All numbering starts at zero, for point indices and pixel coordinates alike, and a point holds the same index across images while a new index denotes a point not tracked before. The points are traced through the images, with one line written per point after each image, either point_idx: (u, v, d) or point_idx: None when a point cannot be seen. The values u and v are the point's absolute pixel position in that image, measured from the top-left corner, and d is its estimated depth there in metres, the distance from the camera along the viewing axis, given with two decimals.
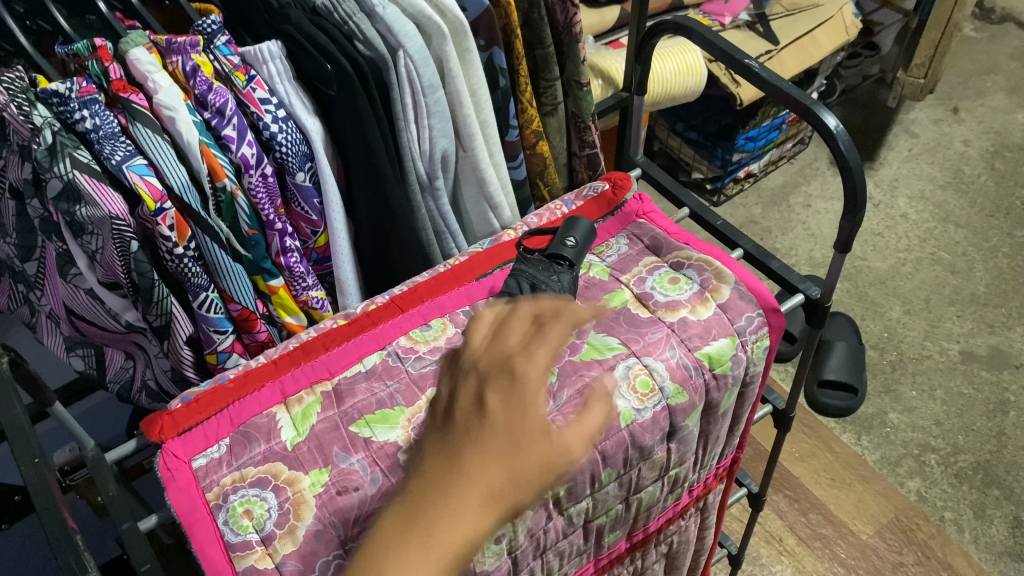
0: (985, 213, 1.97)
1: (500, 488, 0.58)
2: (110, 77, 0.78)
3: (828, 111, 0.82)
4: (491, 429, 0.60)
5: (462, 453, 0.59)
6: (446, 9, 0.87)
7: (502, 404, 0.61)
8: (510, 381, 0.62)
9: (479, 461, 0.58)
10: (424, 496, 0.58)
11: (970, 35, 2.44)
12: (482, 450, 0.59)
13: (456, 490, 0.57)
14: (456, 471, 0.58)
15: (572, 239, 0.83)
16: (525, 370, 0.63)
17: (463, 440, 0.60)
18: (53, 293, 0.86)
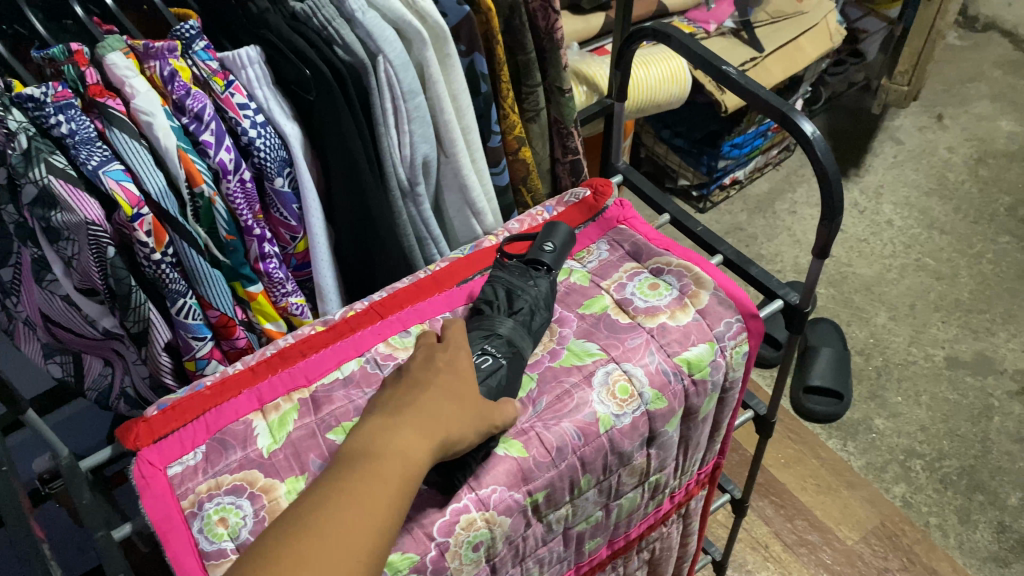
0: (969, 219, 1.98)
1: (360, 553, 0.51)
2: (87, 82, 0.77)
3: (804, 118, 0.82)
4: (356, 482, 0.55)
5: (326, 506, 0.53)
6: (426, 14, 0.87)
7: (375, 461, 0.57)
8: (386, 443, 0.58)
9: (342, 514, 0.53)
10: (270, 549, 0.50)
11: (954, 43, 2.46)
12: (349, 504, 0.53)
13: (315, 548, 0.50)
14: (317, 527, 0.52)
15: (550, 245, 0.82)
16: (403, 433, 0.59)
17: (324, 497, 0.54)
18: (29, 299, 0.86)
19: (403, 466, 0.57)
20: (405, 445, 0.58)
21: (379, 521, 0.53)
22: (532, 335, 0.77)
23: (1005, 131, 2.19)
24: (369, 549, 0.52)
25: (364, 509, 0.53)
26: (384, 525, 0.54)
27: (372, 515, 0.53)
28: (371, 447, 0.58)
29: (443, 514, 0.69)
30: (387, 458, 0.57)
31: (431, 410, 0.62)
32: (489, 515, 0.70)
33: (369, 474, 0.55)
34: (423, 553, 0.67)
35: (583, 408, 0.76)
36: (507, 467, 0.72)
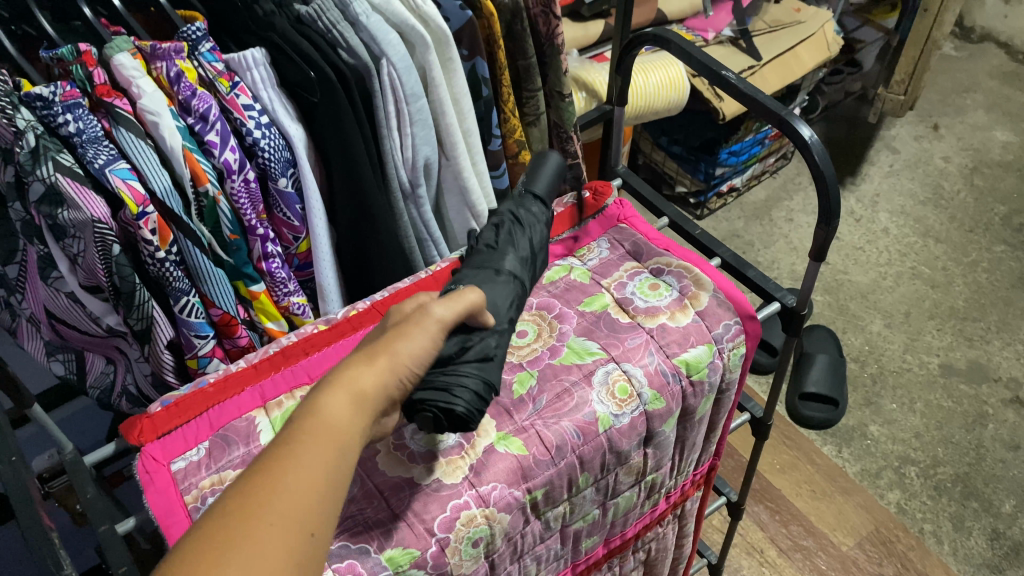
0: (964, 228, 1.99)
1: (298, 543, 0.49)
2: (95, 82, 0.78)
3: (803, 122, 0.84)
4: (284, 462, 0.51)
5: (254, 493, 0.49)
6: (429, 18, 0.89)
7: (305, 433, 0.53)
8: (317, 408, 0.54)
9: (273, 501, 0.49)
10: (193, 546, 0.46)
11: (949, 53, 2.48)
12: (279, 489, 0.50)
13: (243, 543, 0.47)
14: (245, 518, 0.48)
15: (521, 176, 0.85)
16: (336, 394, 0.56)
17: (249, 481, 0.50)
18: (35, 297, 0.86)
19: (336, 436, 0.54)
20: (340, 410, 0.55)
21: (317, 503, 0.51)
22: (511, 253, 0.76)
23: (1000, 141, 2.21)
24: (304, 534, 0.49)
25: (299, 492, 0.50)
26: (323, 506, 0.51)
27: (309, 500, 0.50)
28: (298, 418, 0.54)
29: (444, 511, 0.70)
30: (319, 425, 0.54)
31: (360, 367, 0.58)
32: (489, 512, 0.72)
33: (299, 450, 0.52)
34: (424, 548, 0.69)
35: (583, 407, 0.77)
36: (507, 464, 0.73)
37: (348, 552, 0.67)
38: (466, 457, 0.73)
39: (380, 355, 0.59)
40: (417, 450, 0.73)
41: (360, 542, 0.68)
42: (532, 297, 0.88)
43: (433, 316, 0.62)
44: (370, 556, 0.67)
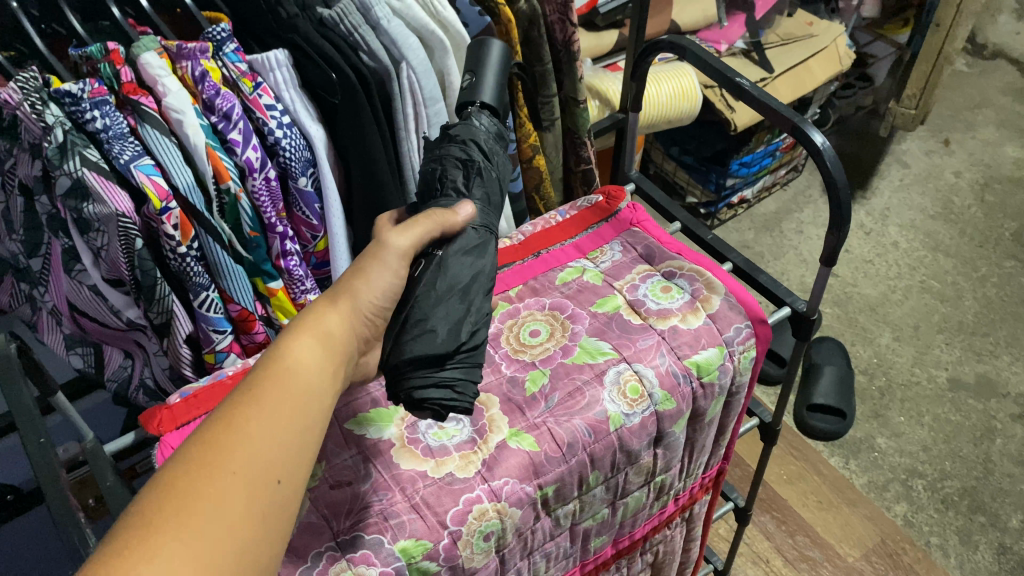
0: (974, 243, 2.00)
1: (264, 491, 0.53)
2: (122, 79, 0.80)
3: (815, 129, 0.86)
4: (246, 413, 0.55)
5: (216, 445, 0.53)
6: (449, 25, 0.92)
7: (268, 385, 0.57)
8: (279, 361, 0.59)
9: (239, 450, 0.53)
10: (161, 493, 0.50)
11: (961, 69, 2.49)
12: (243, 440, 0.54)
13: (212, 489, 0.51)
14: (212, 468, 0.52)
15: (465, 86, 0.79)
16: (298, 347, 0.60)
17: (212, 431, 0.54)
18: (57, 288, 0.88)
19: (298, 387, 0.58)
20: (299, 362, 0.60)
21: (282, 453, 0.55)
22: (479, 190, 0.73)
23: (1011, 157, 2.21)
24: (270, 479, 0.54)
25: (264, 443, 0.54)
26: (288, 454, 0.56)
27: (273, 450, 0.55)
28: (258, 372, 0.58)
29: (456, 504, 0.72)
30: (282, 376, 0.58)
31: (319, 315, 0.64)
32: (500, 506, 0.73)
33: (259, 402, 0.56)
34: (436, 540, 0.70)
35: (594, 406, 0.79)
36: (518, 460, 0.75)
37: (362, 542, 0.69)
38: (479, 452, 0.76)
39: (346, 300, 0.65)
40: (432, 444, 0.76)
41: (374, 533, 0.70)
42: (545, 299, 0.90)
43: (394, 248, 0.67)
44: (384, 546, 0.69)
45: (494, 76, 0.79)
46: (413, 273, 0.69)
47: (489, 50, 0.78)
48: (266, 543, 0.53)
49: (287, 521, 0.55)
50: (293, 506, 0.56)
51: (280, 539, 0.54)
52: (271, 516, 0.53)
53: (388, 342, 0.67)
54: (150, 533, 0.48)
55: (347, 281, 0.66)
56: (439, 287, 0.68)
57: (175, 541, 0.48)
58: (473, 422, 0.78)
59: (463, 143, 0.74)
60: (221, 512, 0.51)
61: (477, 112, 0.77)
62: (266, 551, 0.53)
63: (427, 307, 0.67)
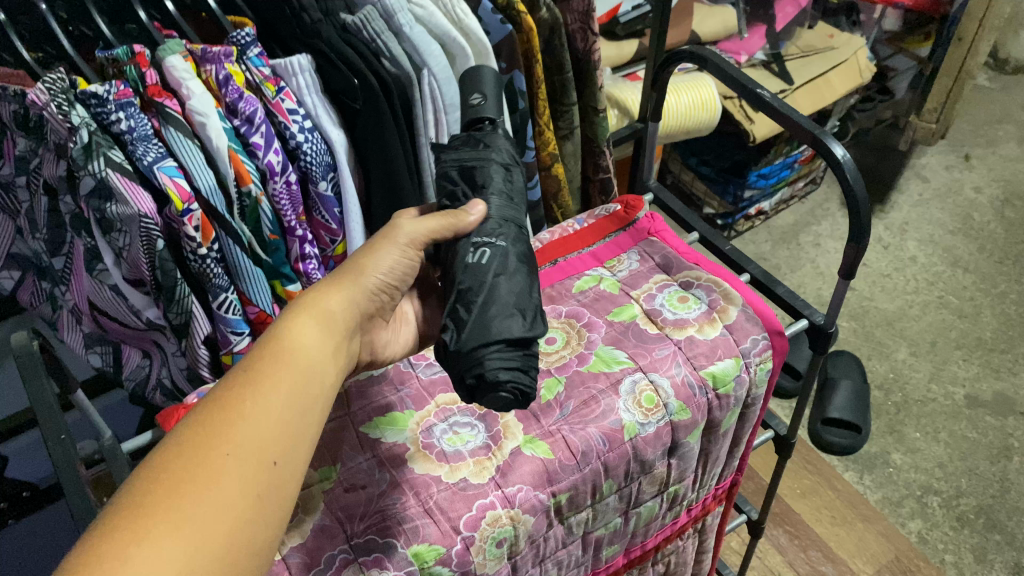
0: (993, 259, 1.98)
1: (260, 470, 0.54)
2: (147, 82, 0.81)
3: (836, 141, 0.86)
4: (244, 394, 0.56)
5: (212, 424, 0.54)
6: (470, 31, 0.91)
7: (266, 366, 0.58)
8: (281, 341, 0.60)
9: (234, 428, 0.54)
10: (155, 470, 0.51)
11: (983, 84, 2.47)
12: (239, 420, 0.54)
13: (206, 467, 0.52)
14: (208, 446, 0.53)
15: (478, 97, 0.78)
16: (298, 329, 0.61)
17: (209, 411, 0.55)
18: (79, 288, 0.90)
19: (297, 368, 0.59)
20: (299, 344, 0.61)
21: (279, 434, 0.55)
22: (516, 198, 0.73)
23: None
24: (267, 459, 0.54)
25: (260, 423, 0.55)
26: (288, 434, 0.56)
27: (270, 430, 0.55)
28: (257, 353, 0.59)
29: (470, 510, 0.72)
30: (281, 358, 0.59)
31: (321, 294, 0.66)
32: (513, 513, 0.73)
33: (258, 383, 0.57)
34: (449, 546, 0.70)
35: (609, 414, 0.79)
36: (533, 467, 0.75)
37: (375, 545, 0.69)
38: (493, 458, 0.76)
39: (353, 278, 0.68)
40: (446, 450, 0.76)
41: (387, 536, 0.70)
42: (562, 306, 0.90)
43: (403, 234, 0.71)
44: (397, 550, 0.69)
45: (494, 86, 0.79)
46: (478, 259, 0.67)
47: (483, 73, 0.79)
48: (263, 523, 0.53)
49: (285, 503, 0.55)
50: (292, 488, 0.56)
51: (277, 521, 0.54)
52: (268, 495, 0.54)
53: (462, 328, 0.64)
54: (143, 509, 0.48)
55: (353, 259, 0.70)
56: (506, 273, 0.67)
57: (167, 518, 0.48)
58: (488, 428, 0.78)
59: (491, 148, 0.74)
60: (216, 489, 0.51)
61: (497, 131, 0.76)
62: (263, 531, 0.53)
63: (500, 292, 0.65)
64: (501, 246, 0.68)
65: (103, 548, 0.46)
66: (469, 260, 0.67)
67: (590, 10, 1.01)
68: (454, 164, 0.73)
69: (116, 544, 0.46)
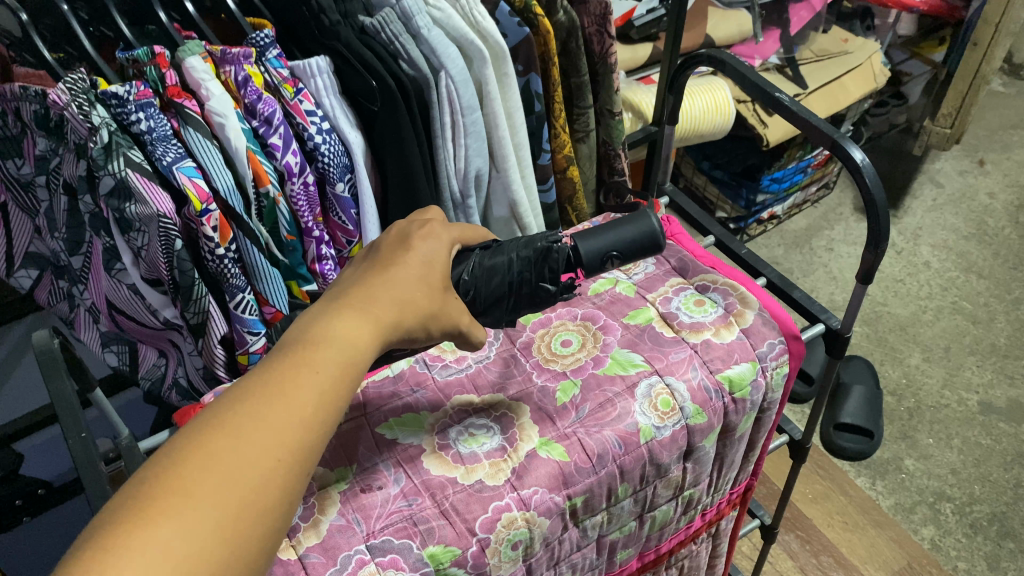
0: (1007, 265, 1.97)
1: (293, 475, 0.48)
2: (167, 83, 0.81)
3: (855, 145, 0.86)
4: (285, 386, 0.50)
5: (245, 416, 0.48)
6: (487, 34, 0.92)
7: (313, 360, 0.52)
8: (333, 333, 0.54)
9: (274, 426, 0.48)
10: (175, 463, 0.45)
11: (998, 89, 2.46)
12: (276, 416, 0.48)
13: (232, 465, 0.45)
14: (238, 441, 0.46)
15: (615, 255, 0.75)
16: (352, 325, 0.55)
17: (247, 403, 0.48)
18: (97, 287, 0.91)
19: (346, 365, 0.53)
20: (352, 341, 0.54)
21: (316, 436, 0.49)
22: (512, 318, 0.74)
23: None
24: (301, 465, 0.48)
25: (297, 420, 0.49)
26: (321, 439, 0.50)
27: (307, 431, 0.49)
28: (306, 344, 0.53)
29: (485, 511, 0.72)
30: (329, 351, 0.53)
31: (389, 297, 0.59)
32: (529, 515, 0.73)
33: (306, 378, 0.51)
34: (464, 547, 0.71)
35: (626, 418, 0.79)
36: (548, 470, 0.75)
37: (391, 546, 0.70)
38: (509, 460, 0.76)
39: (422, 304, 0.61)
40: (462, 451, 0.76)
41: (403, 537, 0.70)
42: (577, 309, 0.90)
43: (458, 325, 0.65)
44: (412, 551, 0.70)
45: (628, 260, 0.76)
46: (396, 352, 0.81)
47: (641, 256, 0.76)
48: (280, 537, 0.47)
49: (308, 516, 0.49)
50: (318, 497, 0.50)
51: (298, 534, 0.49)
52: (292, 505, 0.48)
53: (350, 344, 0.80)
54: (157, 506, 0.42)
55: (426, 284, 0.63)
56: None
57: (184, 520, 0.42)
58: (504, 430, 0.78)
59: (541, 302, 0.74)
60: (241, 491, 0.45)
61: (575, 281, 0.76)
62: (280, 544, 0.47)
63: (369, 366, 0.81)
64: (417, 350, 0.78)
65: (108, 545, 0.40)
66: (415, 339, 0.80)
67: (607, 13, 1.01)
68: (528, 285, 0.71)
69: (123, 544, 0.40)
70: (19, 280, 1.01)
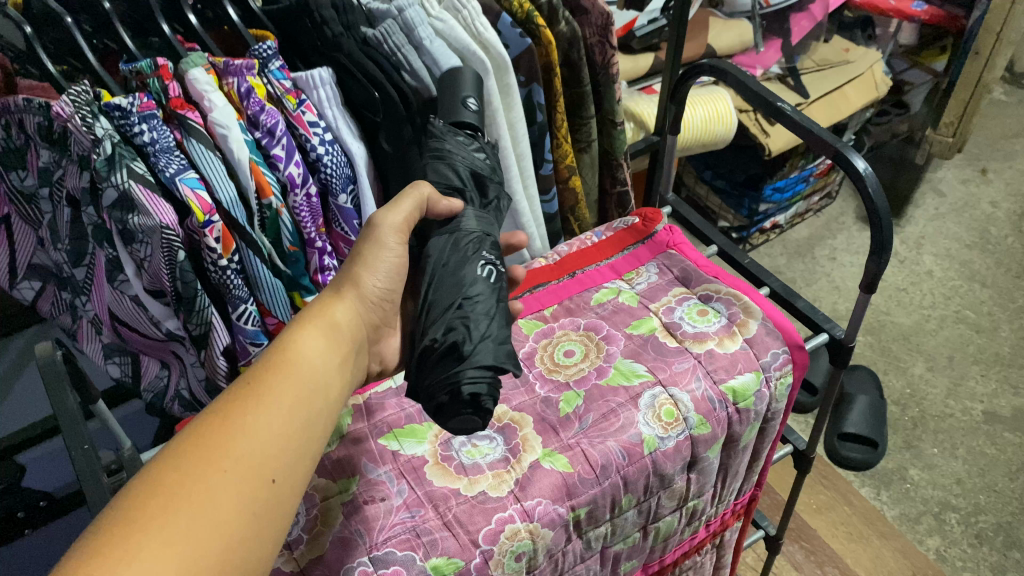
0: (1010, 274, 1.97)
1: (259, 485, 0.54)
2: (170, 94, 0.81)
3: (858, 155, 0.86)
4: (245, 407, 0.57)
5: (206, 440, 0.54)
6: (490, 45, 0.92)
7: (268, 380, 0.59)
8: (284, 354, 0.61)
9: (230, 445, 0.54)
10: (153, 481, 0.51)
11: (999, 98, 2.46)
12: (235, 435, 0.55)
13: (203, 483, 0.52)
14: (208, 461, 0.53)
15: (472, 104, 0.84)
16: (303, 342, 0.63)
17: (205, 428, 0.55)
18: (99, 298, 0.91)
19: (300, 381, 0.60)
20: (302, 356, 0.62)
21: (278, 451, 0.56)
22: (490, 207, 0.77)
23: None
24: (259, 475, 0.55)
25: (260, 438, 0.56)
26: (281, 452, 0.57)
27: (270, 445, 0.56)
28: (261, 366, 0.60)
29: (489, 523, 0.72)
30: (279, 374, 0.60)
31: (327, 306, 0.67)
32: (532, 527, 0.73)
33: (258, 401, 0.57)
34: (468, 559, 0.70)
35: (628, 428, 0.79)
36: (551, 481, 0.75)
37: (394, 558, 0.69)
38: (513, 471, 0.76)
39: (348, 289, 0.69)
40: (465, 462, 0.76)
41: (406, 549, 0.70)
42: (580, 319, 0.90)
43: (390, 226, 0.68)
44: (416, 563, 0.69)
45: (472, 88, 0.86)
46: (487, 276, 0.68)
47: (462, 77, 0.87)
48: (256, 541, 0.53)
49: (280, 523, 0.55)
50: (290, 504, 0.57)
51: (273, 539, 0.55)
52: (262, 512, 0.54)
53: (474, 332, 0.63)
54: (140, 520, 0.49)
55: (348, 269, 0.69)
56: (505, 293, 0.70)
57: (163, 530, 0.49)
58: (507, 440, 0.78)
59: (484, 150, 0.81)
60: (213, 504, 0.52)
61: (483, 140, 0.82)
62: (257, 548, 0.53)
63: (499, 317, 0.66)
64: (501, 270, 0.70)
65: (102, 554, 0.47)
66: (466, 255, 0.68)
67: (609, 24, 1.01)
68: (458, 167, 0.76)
69: (112, 552, 0.47)
70: (21, 291, 1.01)
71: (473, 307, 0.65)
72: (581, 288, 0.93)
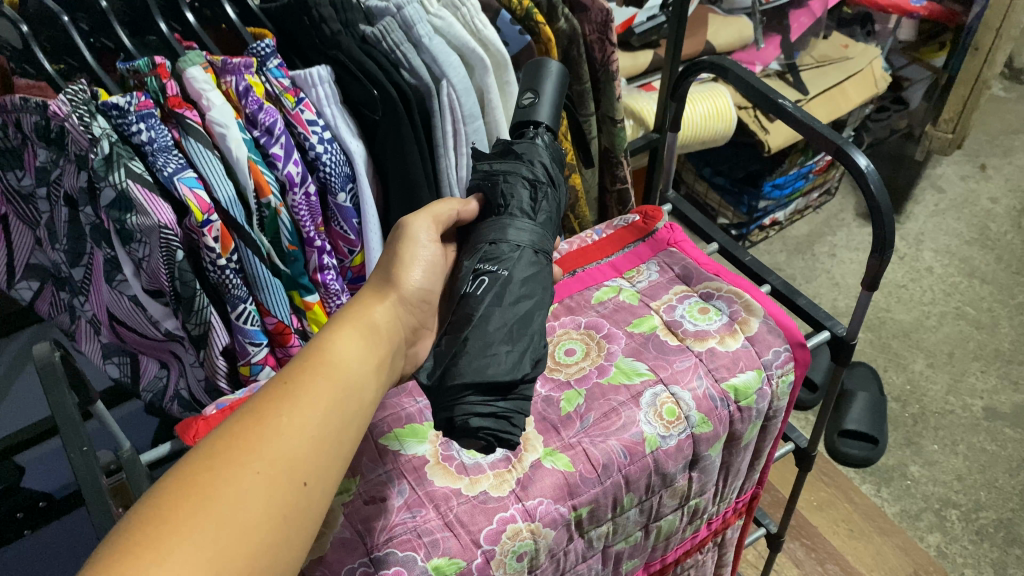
0: (1010, 270, 1.97)
1: (290, 488, 0.54)
2: (167, 93, 0.81)
3: (859, 152, 0.86)
4: (279, 408, 0.56)
5: (238, 441, 0.54)
6: (488, 42, 0.93)
7: (301, 381, 0.58)
8: (318, 355, 0.60)
9: (263, 445, 0.54)
10: (184, 481, 0.51)
11: (998, 94, 2.45)
12: (267, 436, 0.55)
13: (233, 482, 0.52)
14: (239, 461, 0.53)
15: (529, 97, 0.78)
16: (338, 343, 0.62)
17: (240, 428, 0.55)
18: (98, 298, 0.91)
19: (335, 383, 0.60)
20: (338, 358, 0.61)
21: (310, 454, 0.55)
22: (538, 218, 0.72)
23: None
24: (291, 477, 0.54)
25: (292, 440, 0.55)
26: (315, 455, 0.56)
27: (304, 447, 0.55)
28: (295, 367, 0.60)
29: (490, 523, 0.72)
30: (315, 376, 0.59)
31: (366, 308, 0.67)
32: (534, 526, 0.73)
33: (291, 401, 0.57)
34: (469, 559, 0.70)
35: (630, 427, 0.79)
36: (553, 480, 0.75)
37: (395, 559, 0.69)
38: (513, 470, 0.75)
39: (388, 290, 0.69)
40: (466, 462, 0.76)
41: (407, 550, 0.70)
42: (581, 317, 0.90)
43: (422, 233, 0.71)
44: (417, 564, 0.69)
45: (555, 88, 0.79)
46: (474, 291, 0.66)
47: (549, 70, 0.79)
48: (284, 544, 0.53)
49: (310, 525, 0.55)
50: (321, 509, 0.56)
51: (303, 543, 0.54)
52: (292, 516, 0.53)
53: (444, 361, 0.63)
54: (168, 521, 0.49)
55: (388, 271, 0.70)
56: (529, 293, 0.67)
57: (194, 532, 0.49)
58: None
59: (530, 162, 0.73)
60: (242, 504, 0.51)
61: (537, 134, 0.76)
62: (287, 551, 0.53)
63: (494, 327, 0.64)
64: (501, 274, 0.67)
65: (129, 554, 0.46)
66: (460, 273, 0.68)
67: (608, 21, 1.01)
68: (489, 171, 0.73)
69: (141, 552, 0.47)
70: (19, 291, 1.00)
71: (460, 326, 0.64)
72: (585, 286, 0.93)
